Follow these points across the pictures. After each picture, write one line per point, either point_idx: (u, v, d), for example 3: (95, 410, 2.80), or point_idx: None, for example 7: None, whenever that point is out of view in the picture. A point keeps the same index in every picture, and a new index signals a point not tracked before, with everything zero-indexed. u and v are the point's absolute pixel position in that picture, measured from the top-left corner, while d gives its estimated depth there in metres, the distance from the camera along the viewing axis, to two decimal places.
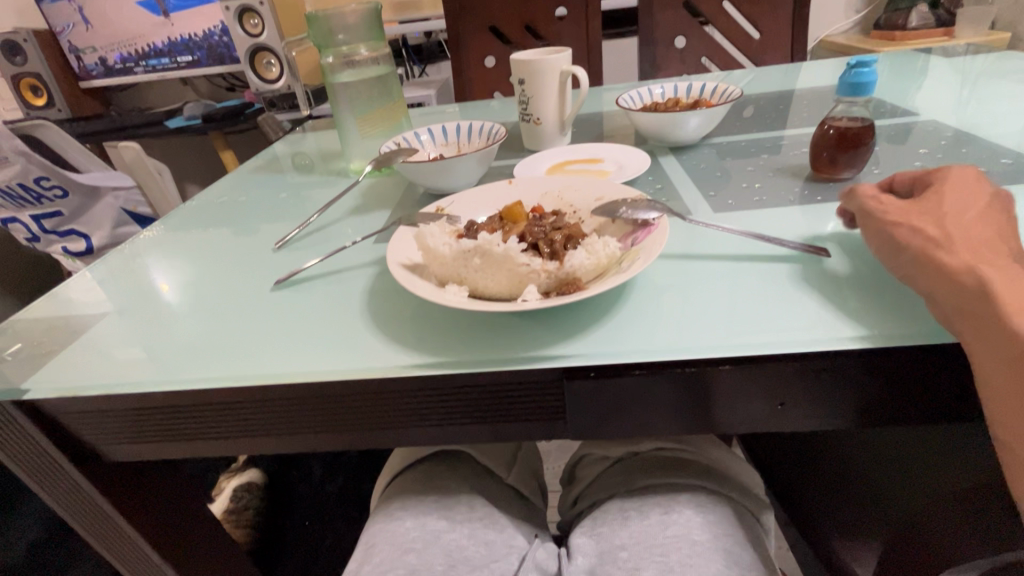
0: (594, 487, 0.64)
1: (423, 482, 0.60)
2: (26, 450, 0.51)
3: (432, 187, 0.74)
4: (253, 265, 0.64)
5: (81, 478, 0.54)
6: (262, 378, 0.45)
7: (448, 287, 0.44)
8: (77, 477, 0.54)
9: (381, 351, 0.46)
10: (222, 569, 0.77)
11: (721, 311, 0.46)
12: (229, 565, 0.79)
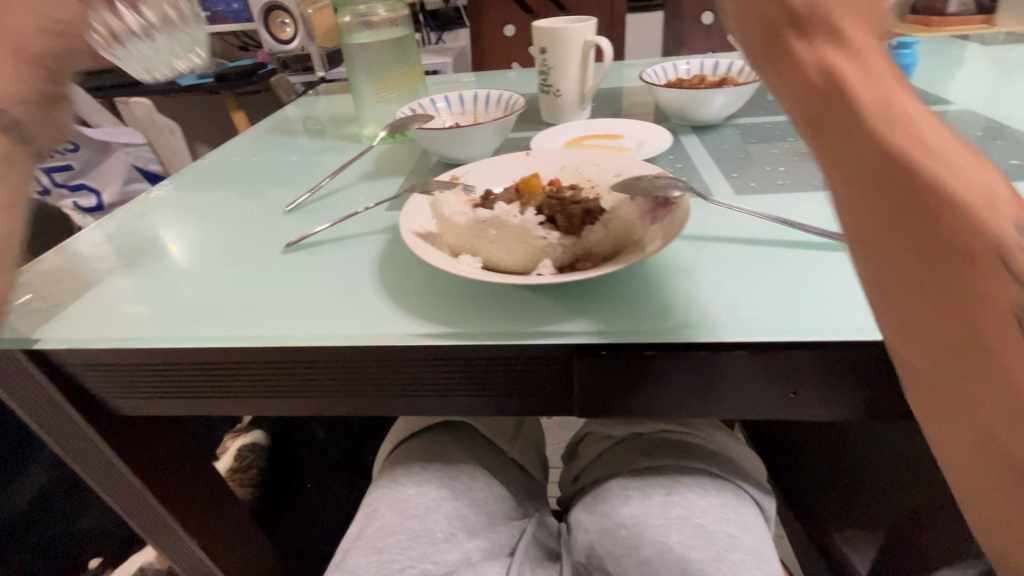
0: (596, 466, 0.64)
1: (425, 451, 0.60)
2: (34, 397, 0.51)
3: (447, 155, 0.72)
4: (263, 227, 0.63)
5: (88, 428, 0.55)
6: (269, 341, 0.45)
7: (461, 258, 0.43)
8: (84, 427, 0.55)
9: (388, 319, 0.46)
10: (225, 524, 0.79)
11: (738, 296, 0.45)
12: (231, 522, 0.80)
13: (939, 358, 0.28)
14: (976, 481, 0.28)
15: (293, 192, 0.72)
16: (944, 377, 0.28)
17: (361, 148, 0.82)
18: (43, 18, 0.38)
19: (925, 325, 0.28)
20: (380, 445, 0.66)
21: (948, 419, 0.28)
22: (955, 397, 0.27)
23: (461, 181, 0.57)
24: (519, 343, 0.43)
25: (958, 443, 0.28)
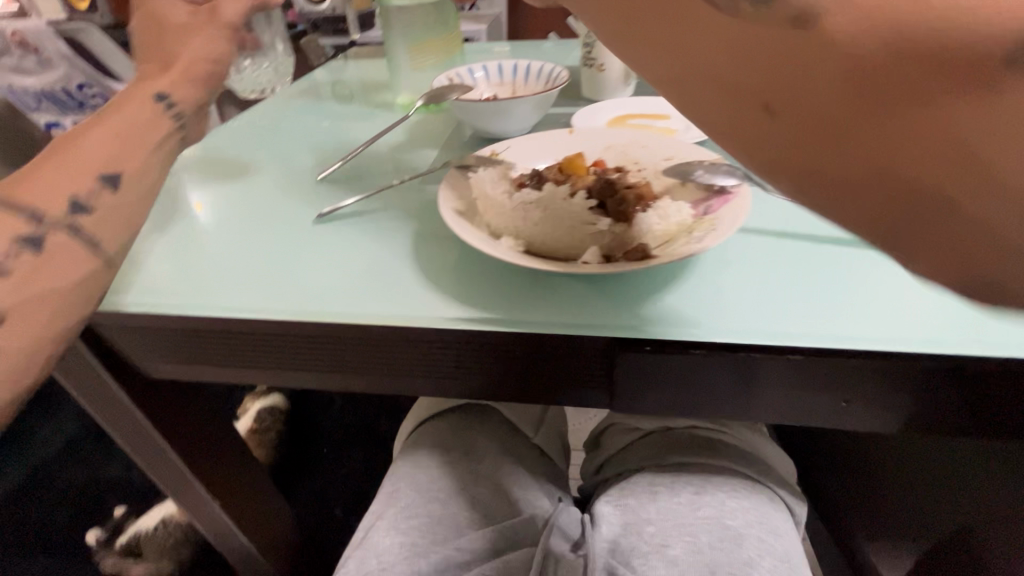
0: (621, 458, 0.63)
1: (451, 432, 0.60)
2: (79, 368, 0.52)
3: (484, 129, 0.69)
4: (293, 195, 0.62)
5: (120, 390, 0.55)
6: (302, 315, 0.44)
7: (502, 240, 0.41)
8: (118, 392, 0.55)
9: (424, 300, 0.44)
10: (245, 487, 0.80)
11: (794, 296, 0.42)
12: (251, 485, 0.82)
13: (783, 129, 0.21)
14: (942, 229, 0.20)
15: (325, 159, 0.70)
16: (803, 137, 0.21)
17: (394, 117, 0.79)
18: (206, 48, 0.45)
19: (738, 88, 0.22)
20: (404, 421, 0.65)
21: (839, 195, 0.21)
22: (839, 157, 0.20)
23: (501, 158, 0.54)
24: (559, 333, 0.41)
25: (871, 208, 0.21)
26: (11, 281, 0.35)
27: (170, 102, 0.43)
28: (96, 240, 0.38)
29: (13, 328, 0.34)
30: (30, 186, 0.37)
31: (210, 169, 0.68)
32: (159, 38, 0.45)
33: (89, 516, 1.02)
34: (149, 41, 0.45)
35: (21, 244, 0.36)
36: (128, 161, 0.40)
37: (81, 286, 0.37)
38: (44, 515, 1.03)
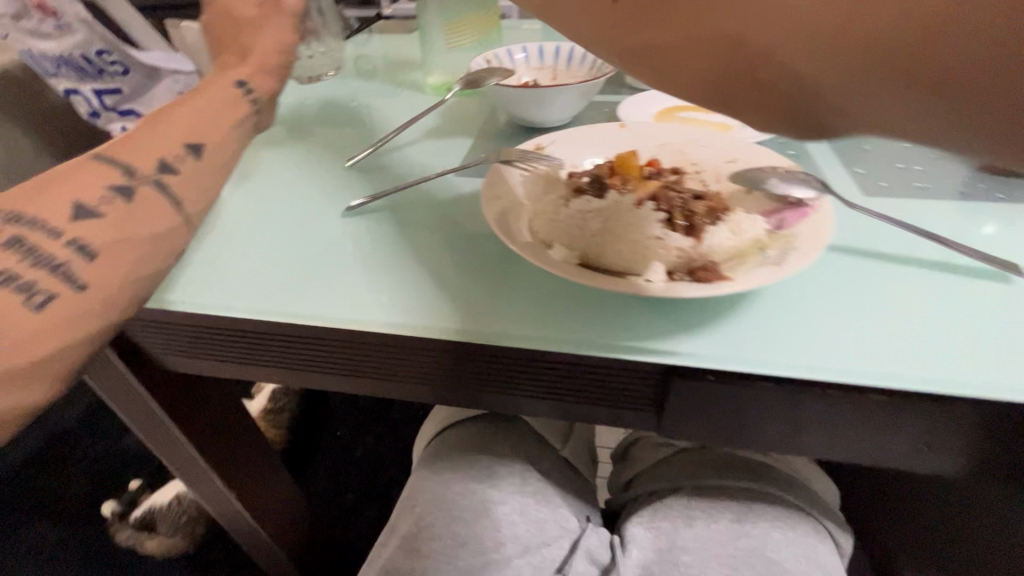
0: (651, 473, 0.59)
1: (477, 440, 0.57)
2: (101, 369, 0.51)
3: (523, 116, 0.64)
4: (319, 182, 0.58)
5: (135, 382, 0.53)
6: (332, 319, 0.41)
7: (555, 250, 0.37)
8: (135, 386, 0.53)
9: (464, 310, 0.41)
10: (260, 476, 0.79)
11: (874, 326, 0.38)
12: (265, 475, 0.80)
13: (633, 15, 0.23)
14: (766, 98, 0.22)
15: (353, 142, 0.66)
16: (651, 21, 0.23)
17: (425, 100, 0.74)
18: (279, 39, 0.43)
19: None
20: (427, 423, 0.63)
21: (689, 74, 0.23)
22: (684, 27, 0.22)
23: (547, 153, 0.50)
24: (610, 355, 0.38)
25: (716, 80, 0.22)
26: (105, 222, 0.34)
27: (249, 88, 0.42)
28: (180, 197, 0.37)
29: (107, 266, 0.33)
30: (129, 147, 0.38)
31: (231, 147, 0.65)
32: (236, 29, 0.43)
33: (105, 487, 1.03)
34: (220, 35, 0.44)
35: (115, 191, 0.35)
36: (209, 131, 0.40)
37: (164, 237, 0.36)
38: (60, 486, 1.03)
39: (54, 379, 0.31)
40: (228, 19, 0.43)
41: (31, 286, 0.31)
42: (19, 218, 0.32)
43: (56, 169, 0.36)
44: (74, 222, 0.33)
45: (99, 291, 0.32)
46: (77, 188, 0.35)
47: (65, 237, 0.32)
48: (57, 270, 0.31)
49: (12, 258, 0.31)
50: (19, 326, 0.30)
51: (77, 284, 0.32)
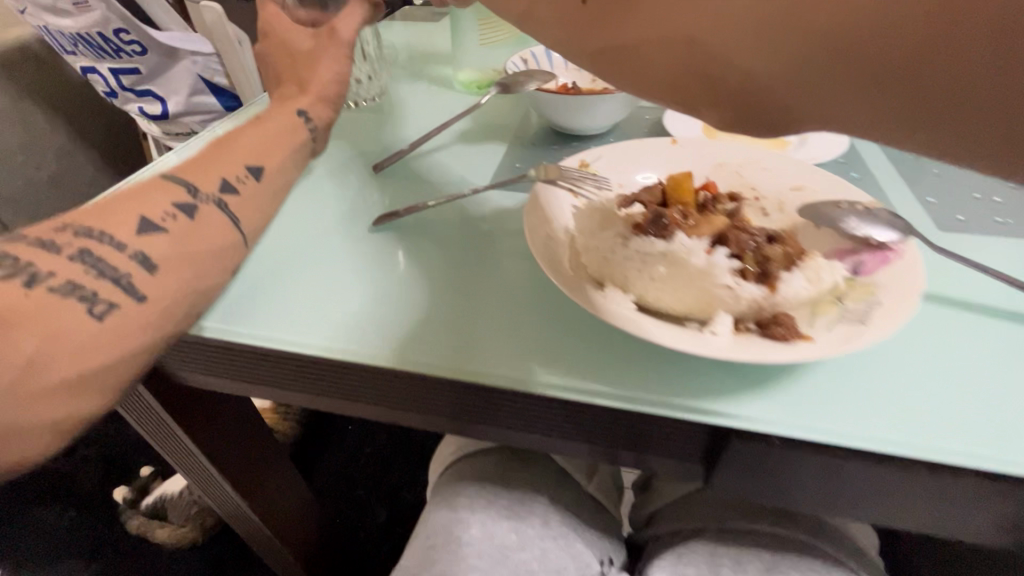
0: (676, 510, 0.56)
1: (496, 472, 0.54)
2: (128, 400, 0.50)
3: (561, 123, 0.60)
4: (341, 189, 0.54)
5: (152, 400, 0.51)
6: (352, 353, 0.38)
7: (610, 295, 0.34)
8: (150, 400, 0.51)
9: (497, 350, 0.37)
10: (272, 480, 0.76)
11: (966, 394, 0.34)
12: (278, 479, 0.78)
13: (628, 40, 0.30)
14: (731, 91, 0.28)
15: (379, 143, 0.62)
16: (640, 45, 0.30)
17: (455, 99, 0.70)
18: (333, 68, 0.46)
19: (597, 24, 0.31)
20: (444, 444, 0.60)
21: (671, 81, 0.29)
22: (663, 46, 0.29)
23: (593, 171, 0.46)
24: (673, 413, 0.34)
25: (687, 82, 0.29)
26: (169, 238, 0.33)
27: (308, 118, 0.44)
28: (238, 219, 0.37)
29: (167, 282, 0.32)
30: (198, 169, 0.38)
31: None
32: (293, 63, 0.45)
33: (116, 472, 1.02)
34: (279, 66, 0.45)
35: (179, 208, 0.35)
36: (271, 158, 0.41)
37: (223, 255, 0.36)
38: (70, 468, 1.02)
39: (106, 392, 0.29)
40: (285, 53, 0.45)
41: (94, 296, 0.30)
42: (88, 232, 0.31)
43: (128, 187, 0.35)
44: (141, 235, 0.32)
45: (161, 304, 0.32)
46: (145, 205, 0.34)
47: (131, 249, 0.32)
48: (119, 281, 0.31)
49: (76, 269, 0.30)
50: (79, 335, 0.28)
51: (138, 296, 0.31)
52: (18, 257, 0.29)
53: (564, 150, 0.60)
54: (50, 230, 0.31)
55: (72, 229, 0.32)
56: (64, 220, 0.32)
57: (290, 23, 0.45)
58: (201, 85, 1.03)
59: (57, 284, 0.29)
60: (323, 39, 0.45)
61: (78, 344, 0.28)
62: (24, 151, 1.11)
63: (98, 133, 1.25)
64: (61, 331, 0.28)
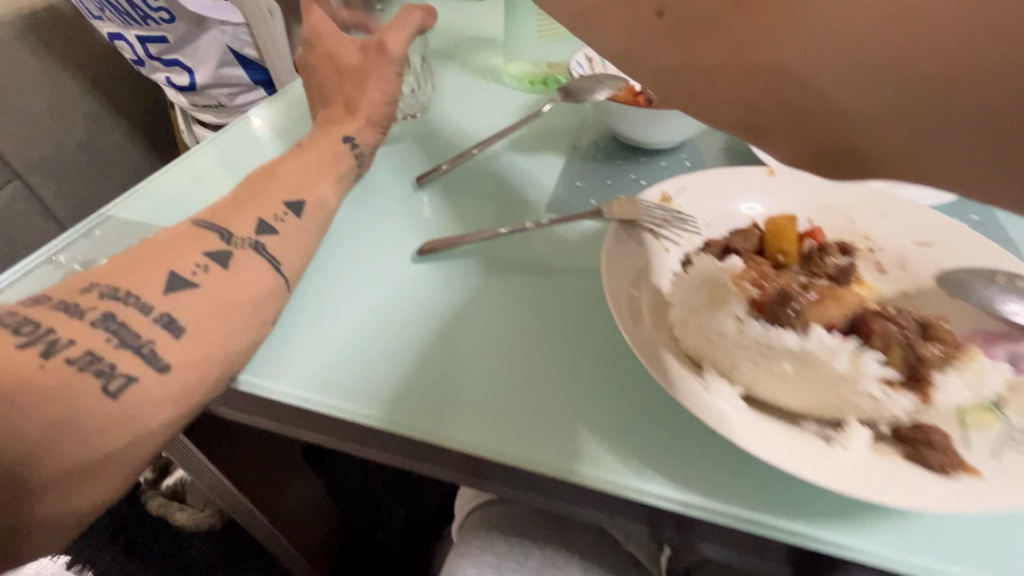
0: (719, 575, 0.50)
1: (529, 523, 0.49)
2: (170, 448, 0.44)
3: (630, 134, 0.52)
4: (380, 196, 0.48)
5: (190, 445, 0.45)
6: (380, 422, 0.31)
7: (714, 387, 0.27)
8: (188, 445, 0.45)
9: (561, 432, 0.30)
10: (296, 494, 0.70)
11: None
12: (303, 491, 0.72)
13: (671, 34, 0.18)
14: (813, 132, 0.17)
15: (423, 142, 0.55)
16: (683, 46, 0.18)
17: (508, 95, 0.63)
18: (384, 89, 0.47)
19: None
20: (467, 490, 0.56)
21: (724, 101, 0.18)
22: (720, 45, 0.17)
23: (676, 208, 0.39)
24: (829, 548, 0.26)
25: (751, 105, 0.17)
26: (200, 293, 0.33)
27: (354, 144, 0.46)
28: (277, 260, 0.36)
29: (193, 342, 0.31)
30: (230, 213, 0.38)
31: (286, 138, 0.57)
32: (339, 82, 0.48)
33: None
34: (328, 83, 0.48)
35: (210, 258, 0.34)
36: (310, 191, 0.41)
37: (258, 304, 0.34)
38: None
39: (127, 471, 0.28)
40: (334, 69, 0.48)
41: (111, 369, 0.29)
42: (113, 294, 0.31)
43: (158, 236, 0.35)
44: (167, 295, 0.32)
45: (186, 369, 0.30)
46: (174, 257, 0.34)
47: (155, 312, 0.31)
48: (140, 350, 0.30)
49: (98, 338, 0.29)
50: (95, 416, 0.28)
51: (158, 365, 0.30)
52: (40, 324, 0.29)
53: (631, 166, 0.53)
54: (78, 291, 0.32)
55: (99, 288, 0.32)
56: (92, 278, 0.32)
57: (340, 37, 0.48)
58: (230, 57, 0.96)
59: (77, 355, 0.28)
60: (370, 54, 0.47)
61: (95, 425, 0.27)
62: (52, 118, 1.08)
63: (127, 96, 1.20)
64: (80, 410, 0.27)
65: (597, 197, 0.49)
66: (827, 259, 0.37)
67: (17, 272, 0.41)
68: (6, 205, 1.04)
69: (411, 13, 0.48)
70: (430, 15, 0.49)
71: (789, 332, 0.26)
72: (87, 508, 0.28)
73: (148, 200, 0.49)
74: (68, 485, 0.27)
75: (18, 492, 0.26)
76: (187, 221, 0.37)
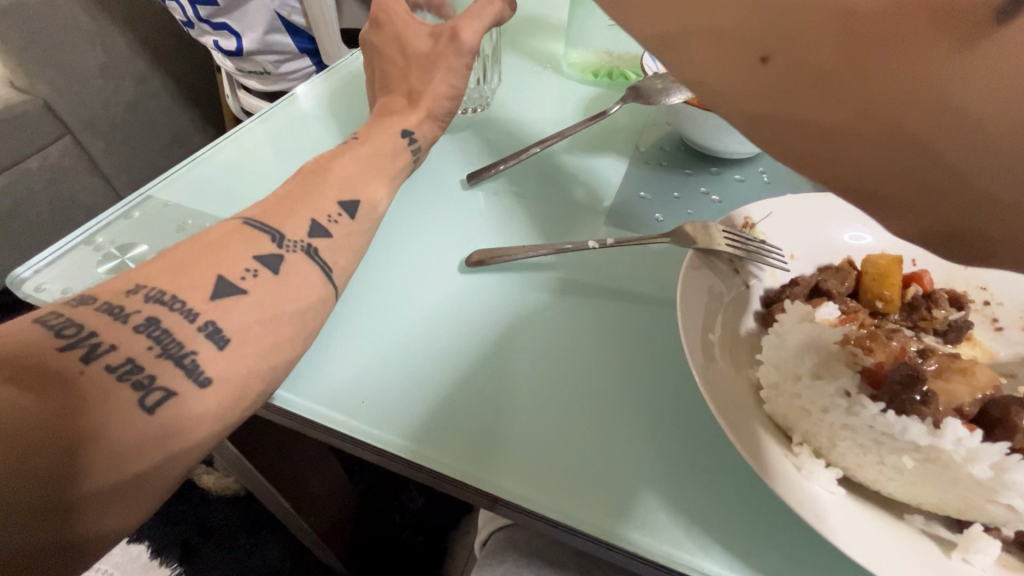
0: None
1: (554, 553, 0.44)
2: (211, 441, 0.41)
3: (701, 140, 0.47)
4: (429, 195, 0.45)
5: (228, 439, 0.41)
6: (417, 456, 0.28)
7: (805, 465, 0.23)
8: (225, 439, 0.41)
9: (620, 490, 0.28)
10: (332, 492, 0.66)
11: None
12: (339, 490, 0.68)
13: (779, 80, 0.14)
14: (928, 203, 0.14)
15: (477, 136, 0.52)
16: (789, 100, 0.14)
17: (568, 87, 0.58)
18: (448, 80, 0.44)
19: (722, 35, 0.14)
20: (483, 510, 0.51)
21: (829, 169, 0.14)
22: (826, 103, 0.14)
23: (760, 238, 0.34)
24: None
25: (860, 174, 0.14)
26: (249, 300, 0.29)
27: (413, 139, 0.43)
28: (329, 266, 0.34)
29: (239, 355, 0.28)
30: (282, 213, 0.35)
31: (333, 118, 0.54)
32: (403, 70, 0.45)
33: None
34: (392, 69, 0.46)
35: (261, 262, 0.31)
36: (364, 191, 0.38)
37: (309, 313, 0.31)
38: None
39: (155, 494, 0.25)
40: (400, 55, 0.45)
41: (149, 381, 0.25)
42: (159, 297, 0.28)
43: (204, 234, 0.32)
44: (215, 301, 0.28)
45: (229, 385, 0.27)
46: (221, 259, 0.30)
47: (201, 320, 0.28)
48: (182, 361, 0.26)
49: (139, 344, 0.26)
50: (128, 433, 0.24)
51: (199, 379, 0.26)
52: (83, 326, 0.26)
53: (700, 178, 0.48)
54: (122, 291, 0.28)
55: (144, 290, 0.28)
56: (137, 279, 0.29)
57: (408, 21, 0.45)
58: (278, 24, 0.93)
59: (116, 363, 0.25)
60: (441, 42, 0.43)
61: (125, 443, 0.24)
62: (104, 73, 1.07)
63: (175, 57, 1.19)
64: (112, 426, 0.24)
65: (662, 212, 0.44)
66: (935, 312, 0.32)
67: (55, 252, 0.40)
68: (58, 158, 1.05)
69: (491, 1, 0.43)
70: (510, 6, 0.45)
71: (917, 423, 0.22)
72: (103, 534, 0.24)
73: (189, 181, 0.47)
74: (88, 508, 0.23)
75: (44, 519, 0.22)
76: (235, 219, 0.34)
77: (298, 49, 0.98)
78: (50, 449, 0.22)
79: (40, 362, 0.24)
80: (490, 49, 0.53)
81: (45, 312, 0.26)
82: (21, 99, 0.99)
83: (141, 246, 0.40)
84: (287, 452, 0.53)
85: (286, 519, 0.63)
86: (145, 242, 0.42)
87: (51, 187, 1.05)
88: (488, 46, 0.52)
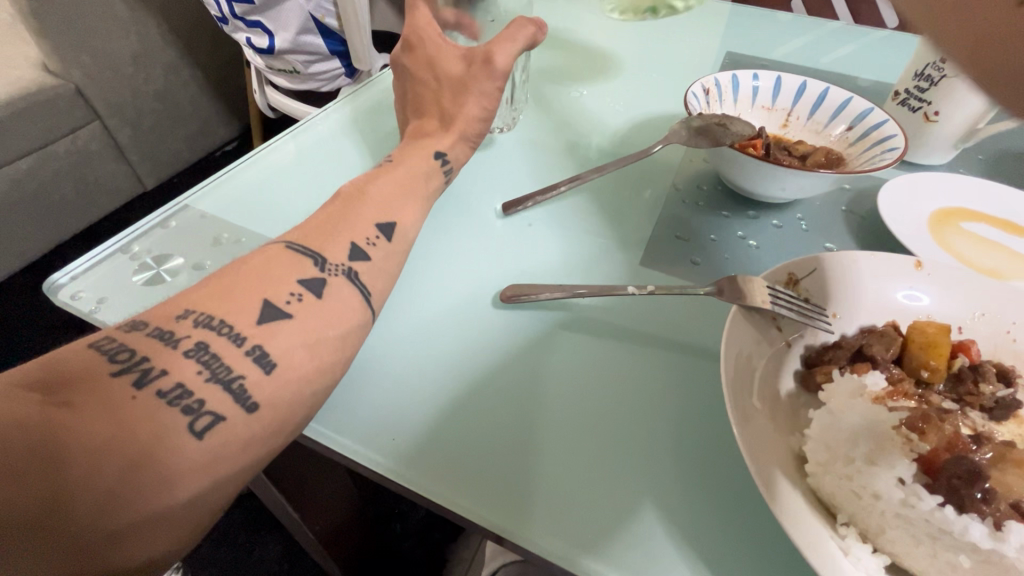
0: None
1: None
2: None
3: (742, 185, 0.46)
4: (465, 223, 0.45)
5: None
6: (446, 501, 0.28)
7: (851, 546, 0.23)
8: None
9: (650, 550, 0.27)
10: (348, 512, 0.65)
11: None
12: (354, 510, 0.66)
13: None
14: None
15: (511, 160, 0.51)
16: None
17: (602, 112, 0.57)
18: (484, 104, 0.44)
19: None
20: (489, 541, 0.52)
21: None
22: None
23: (804, 296, 0.34)
24: None
25: None
26: (294, 325, 0.29)
27: (446, 160, 0.43)
28: (368, 290, 0.33)
29: (285, 381, 0.27)
30: (321, 235, 0.34)
31: (365, 136, 0.54)
32: (438, 89, 0.45)
33: None
34: (425, 91, 0.45)
35: (305, 286, 0.30)
36: (400, 214, 0.38)
37: (350, 339, 0.31)
38: None
39: (205, 520, 0.25)
40: (432, 76, 0.44)
41: (198, 406, 0.25)
42: (209, 321, 0.27)
43: (248, 256, 0.32)
44: (261, 325, 0.28)
45: (273, 413, 0.27)
46: (267, 282, 0.30)
47: (249, 344, 0.27)
48: (230, 386, 0.26)
49: (189, 369, 0.26)
50: (179, 460, 0.24)
51: (247, 404, 0.26)
52: (135, 351, 0.26)
53: (737, 221, 0.47)
54: (170, 315, 0.28)
55: (194, 315, 0.28)
56: (186, 303, 0.28)
57: (442, 42, 0.44)
58: (312, 24, 0.93)
59: (167, 388, 0.25)
60: (474, 65, 0.43)
61: (173, 471, 0.23)
62: (135, 61, 1.08)
63: (203, 51, 1.19)
64: (162, 451, 0.24)
65: (699, 257, 0.43)
66: (982, 387, 0.31)
67: (93, 259, 0.40)
68: (85, 143, 1.06)
69: (524, 26, 0.44)
70: (542, 30, 0.45)
71: (978, 524, 0.21)
72: (148, 565, 0.23)
73: (226, 192, 0.47)
74: (134, 537, 0.22)
75: (101, 538, 0.22)
76: (279, 242, 0.33)
77: (329, 51, 0.98)
78: (103, 472, 0.22)
79: (93, 387, 0.24)
80: (522, 75, 0.53)
81: (101, 337, 0.26)
82: (54, 83, 1.00)
83: (178, 257, 0.41)
84: (306, 469, 0.51)
85: (299, 537, 0.62)
86: (180, 254, 0.42)
87: (76, 170, 1.06)
88: (521, 73, 0.52)
